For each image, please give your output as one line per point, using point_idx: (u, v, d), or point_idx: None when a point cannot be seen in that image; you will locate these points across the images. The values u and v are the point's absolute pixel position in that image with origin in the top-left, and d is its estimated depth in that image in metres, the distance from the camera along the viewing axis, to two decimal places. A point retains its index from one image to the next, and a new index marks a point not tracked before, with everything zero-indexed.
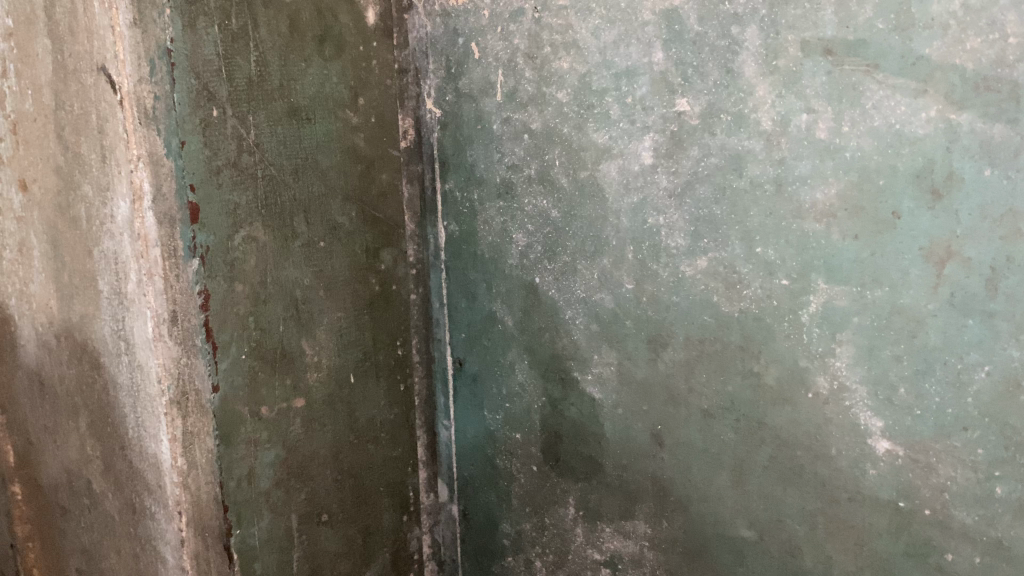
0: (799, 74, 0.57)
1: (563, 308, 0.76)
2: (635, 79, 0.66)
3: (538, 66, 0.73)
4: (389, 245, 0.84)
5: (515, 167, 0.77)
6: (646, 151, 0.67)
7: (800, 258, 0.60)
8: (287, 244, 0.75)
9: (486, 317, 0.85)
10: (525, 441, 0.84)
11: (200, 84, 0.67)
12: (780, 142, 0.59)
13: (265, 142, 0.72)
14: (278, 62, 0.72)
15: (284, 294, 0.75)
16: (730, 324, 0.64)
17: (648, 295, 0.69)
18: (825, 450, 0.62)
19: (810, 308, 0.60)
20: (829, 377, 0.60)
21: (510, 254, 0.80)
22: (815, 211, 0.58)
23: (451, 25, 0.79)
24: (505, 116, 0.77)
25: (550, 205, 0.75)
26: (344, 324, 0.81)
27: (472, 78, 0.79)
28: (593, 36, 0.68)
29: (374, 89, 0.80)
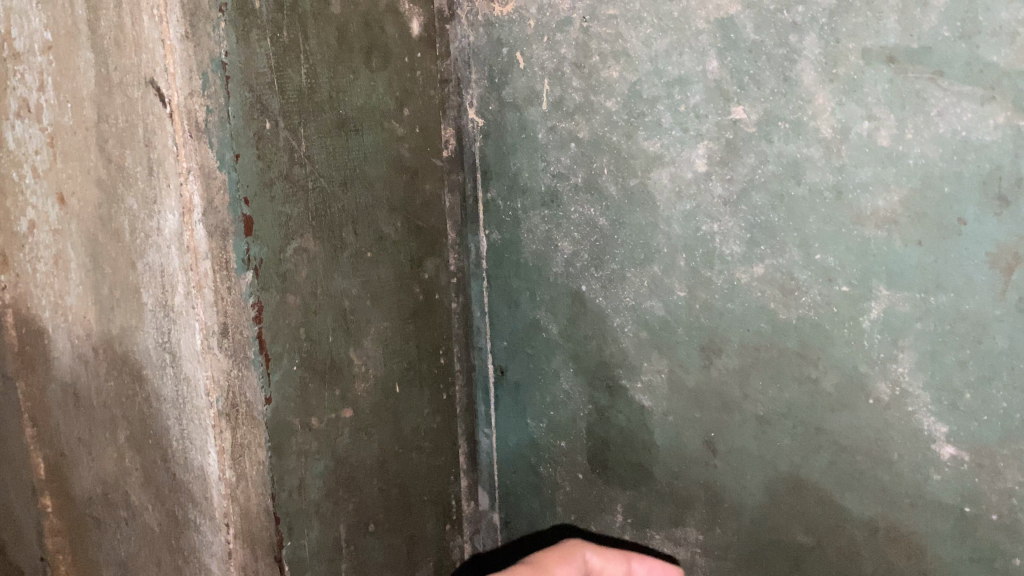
0: (859, 82, 0.57)
1: (611, 316, 0.77)
2: (689, 87, 0.66)
3: (586, 75, 0.73)
4: (432, 254, 0.85)
5: (561, 175, 0.77)
6: (700, 159, 0.66)
7: (861, 264, 0.60)
8: (336, 255, 0.75)
9: (530, 325, 0.85)
10: (570, 448, 0.84)
11: (253, 97, 0.67)
12: (840, 149, 0.59)
13: (315, 153, 0.72)
14: (328, 74, 0.72)
15: (333, 305, 0.75)
16: (787, 330, 0.64)
17: (701, 302, 0.69)
18: (886, 456, 0.62)
19: (870, 314, 0.60)
20: (890, 384, 0.60)
21: (555, 262, 0.80)
22: (876, 218, 0.58)
23: (495, 35, 0.79)
24: (551, 126, 0.77)
25: (598, 214, 0.75)
26: (390, 333, 0.82)
27: (516, 88, 0.79)
28: (644, 45, 0.68)
29: (418, 99, 0.81)
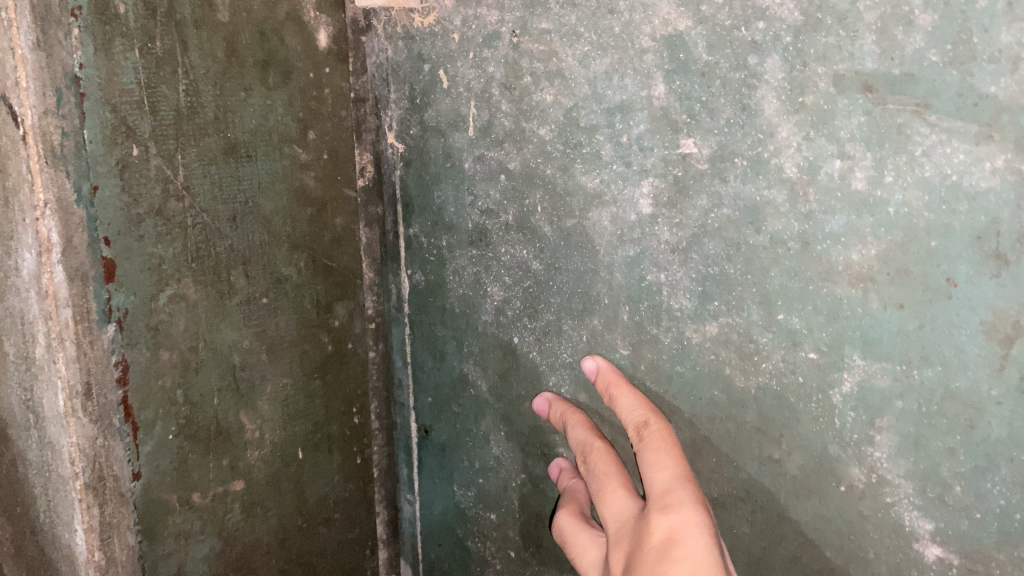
0: (831, 114, 0.48)
1: (546, 372, 0.66)
2: (636, 116, 0.55)
3: (517, 97, 0.62)
4: (343, 299, 0.74)
5: (490, 213, 0.66)
6: (649, 202, 0.56)
7: (831, 327, 0.50)
8: (224, 303, 0.63)
9: (456, 380, 0.74)
10: (502, 522, 0.74)
11: (116, 117, 0.54)
12: (807, 192, 0.49)
13: (197, 184, 0.59)
14: (213, 91, 0.60)
15: (219, 365, 0.63)
16: (745, 401, 0.55)
17: (647, 363, 0.59)
18: (860, 552, 0.52)
19: (842, 387, 0.50)
20: (865, 470, 0.51)
21: (483, 309, 0.69)
22: (850, 274, 0.49)
23: (415, 49, 0.69)
24: (478, 154, 0.66)
25: (532, 256, 0.64)
26: (291, 394, 0.70)
27: (439, 110, 0.68)
28: (581, 65, 0.58)
29: (327, 121, 0.70)
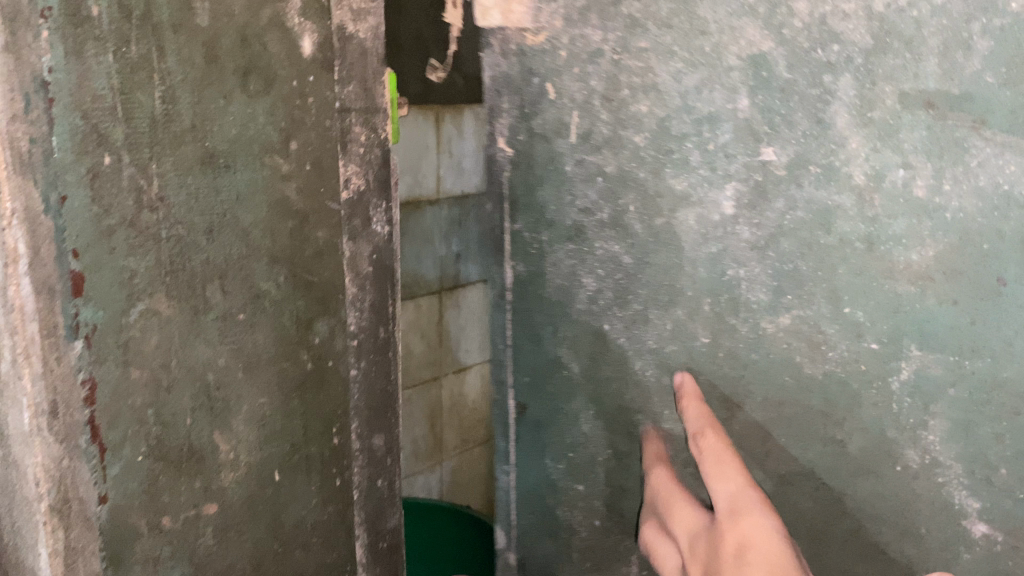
0: (896, 126, 0.53)
1: (633, 357, 0.68)
2: (723, 122, 0.59)
3: (615, 109, 0.64)
4: (326, 313, 0.60)
5: (587, 210, 0.68)
6: (734, 203, 0.60)
7: (892, 321, 0.55)
8: (198, 318, 0.53)
9: (551, 361, 0.73)
10: (589, 492, 0.74)
11: (94, 122, 0.45)
12: (873, 198, 0.54)
13: (172, 194, 0.49)
14: (189, 99, 0.49)
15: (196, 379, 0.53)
16: (812, 386, 0.59)
17: (725, 350, 0.63)
18: (913, 528, 0.58)
19: (900, 375, 0.56)
20: (918, 452, 0.56)
21: (578, 298, 0.70)
22: (909, 272, 0.54)
23: (526, 65, 0.68)
24: (580, 159, 0.67)
25: (623, 251, 0.66)
26: (276, 416, 0.59)
27: (546, 120, 0.68)
28: (671, 69, 0.61)
29: (309, 133, 0.57)
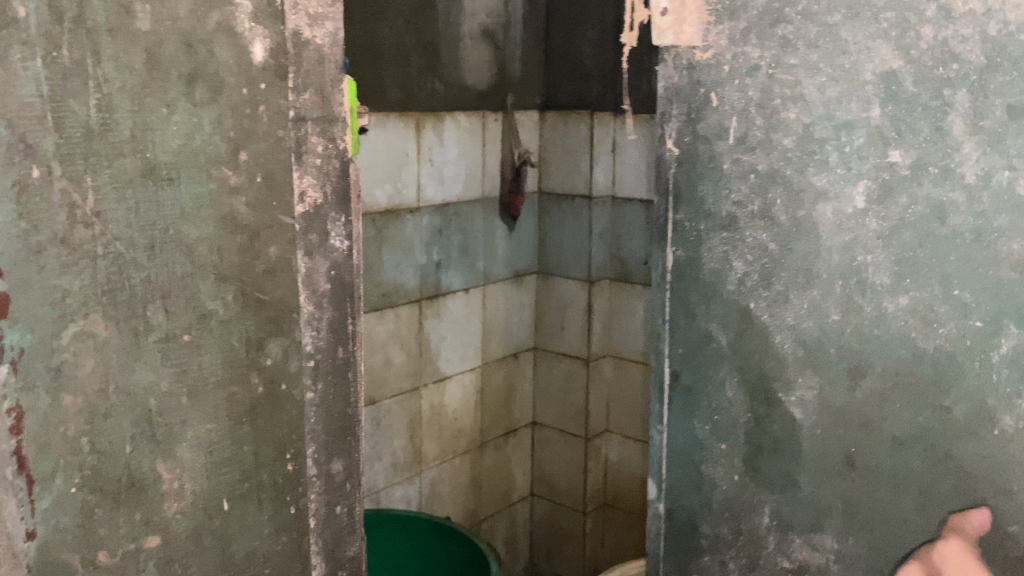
0: (1003, 134, 0.93)
1: (774, 330, 1.16)
2: (858, 128, 1.03)
3: (767, 114, 1.12)
4: (273, 338, 1.09)
5: (739, 204, 1.16)
6: (862, 197, 1.05)
7: (994, 301, 0.96)
8: (140, 341, 0.95)
9: (702, 334, 1.23)
10: (729, 450, 1.24)
11: (15, 133, 0.82)
12: (981, 196, 0.95)
13: (109, 207, 0.90)
14: (125, 108, 0.90)
15: (140, 416, 0.96)
16: (925, 359, 1.03)
17: (852, 323, 1.08)
18: (1008, 486, 0.99)
19: (1002, 348, 0.97)
20: (1014, 419, 0.97)
21: (730, 279, 1.19)
22: (1011, 258, 0.95)
23: (695, 77, 1.18)
24: (737, 157, 1.16)
25: (769, 237, 1.14)
26: (218, 443, 1.05)
27: (708, 123, 1.18)
28: (815, 96, 1.07)
29: (260, 140, 1.03)
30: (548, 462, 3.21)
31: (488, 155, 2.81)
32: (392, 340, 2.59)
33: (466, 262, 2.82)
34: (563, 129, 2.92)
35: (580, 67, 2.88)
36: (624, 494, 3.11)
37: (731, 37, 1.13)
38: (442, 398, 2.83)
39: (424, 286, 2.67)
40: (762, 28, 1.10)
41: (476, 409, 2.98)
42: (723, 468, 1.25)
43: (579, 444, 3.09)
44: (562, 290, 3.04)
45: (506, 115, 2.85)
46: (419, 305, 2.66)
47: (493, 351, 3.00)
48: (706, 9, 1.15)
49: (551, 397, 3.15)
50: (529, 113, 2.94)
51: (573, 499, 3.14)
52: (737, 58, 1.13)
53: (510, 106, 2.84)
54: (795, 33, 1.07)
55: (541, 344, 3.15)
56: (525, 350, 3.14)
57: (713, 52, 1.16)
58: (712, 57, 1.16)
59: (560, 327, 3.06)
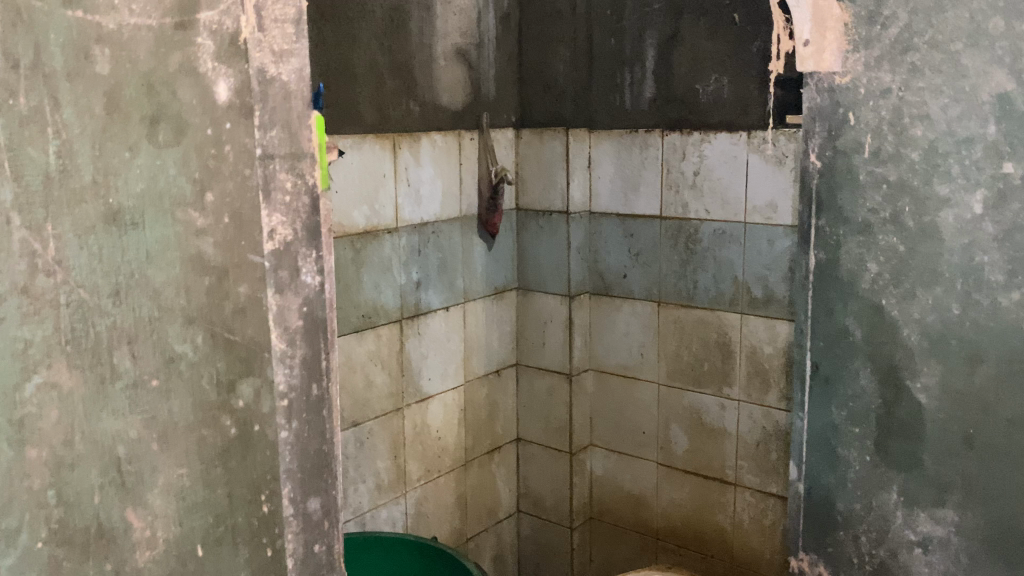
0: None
1: (902, 325, 1.82)
2: (977, 142, 1.65)
3: (897, 131, 1.77)
4: (243, 382, 1.38)
5: (874, 211, 1.83)
6: (978, 204, 1.67)
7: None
8: (104, 388, 1.26)
9: (838, 332, 1.92)
10: (862, 430, 1.91)
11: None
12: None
13: (72, 256, 1.21)
14: (87, 151, 1.20)
15: (107, 465, 1.28)
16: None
17: (968, 312, 1.71)
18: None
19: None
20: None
21: (863, 276, 1.87)
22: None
23: (835, 99, 1.86)
24: (869, 170, 1.83)
25: (897, 239, 1.80)
26: (190, 488, 1.37)
27: (846, 140, 1.86)
28: (939, 113, 1.70)
29: (223, 182, 1.31)
30: (536, 479, 4.18)
31: (466, 171, 3.70)
32: (370, 361, 3.33)
33: (445, 281, 3.67)
34: (537, 146, 3.87)
35: (554, 84, 3.82)
36: (605, 510, 4.13)
37: (867, 63, 1.79)
38: (426, 419, 3.66)
39: (404, 305, 3.46)
40: (895, 54, 1.75)
41: (459, 426, 3.85)
42: (857, 449, 1.93)
43: (562, 459, 4.05)
44: (539, 307, 4.01)
45: (481, 132, 3.75)
46: (398, 324, 3.45)
47: (474, 368, 3.91)
48: (843, 40, 1.81)
49: (532, 408, 4.14)
50: (508, 132, 3.90)
51: (559, 514, 4.11)
52: (874, 80, 1.79)
53: (483, 124, 3.73)
54: (924, 59, 1.71)
55: (522, 360, 4.14)
56: (509, 366, 4.12)
57: (850, 77, 1.82)
58: (849, 81, 1.83)
59: (541, 343, 4.03)
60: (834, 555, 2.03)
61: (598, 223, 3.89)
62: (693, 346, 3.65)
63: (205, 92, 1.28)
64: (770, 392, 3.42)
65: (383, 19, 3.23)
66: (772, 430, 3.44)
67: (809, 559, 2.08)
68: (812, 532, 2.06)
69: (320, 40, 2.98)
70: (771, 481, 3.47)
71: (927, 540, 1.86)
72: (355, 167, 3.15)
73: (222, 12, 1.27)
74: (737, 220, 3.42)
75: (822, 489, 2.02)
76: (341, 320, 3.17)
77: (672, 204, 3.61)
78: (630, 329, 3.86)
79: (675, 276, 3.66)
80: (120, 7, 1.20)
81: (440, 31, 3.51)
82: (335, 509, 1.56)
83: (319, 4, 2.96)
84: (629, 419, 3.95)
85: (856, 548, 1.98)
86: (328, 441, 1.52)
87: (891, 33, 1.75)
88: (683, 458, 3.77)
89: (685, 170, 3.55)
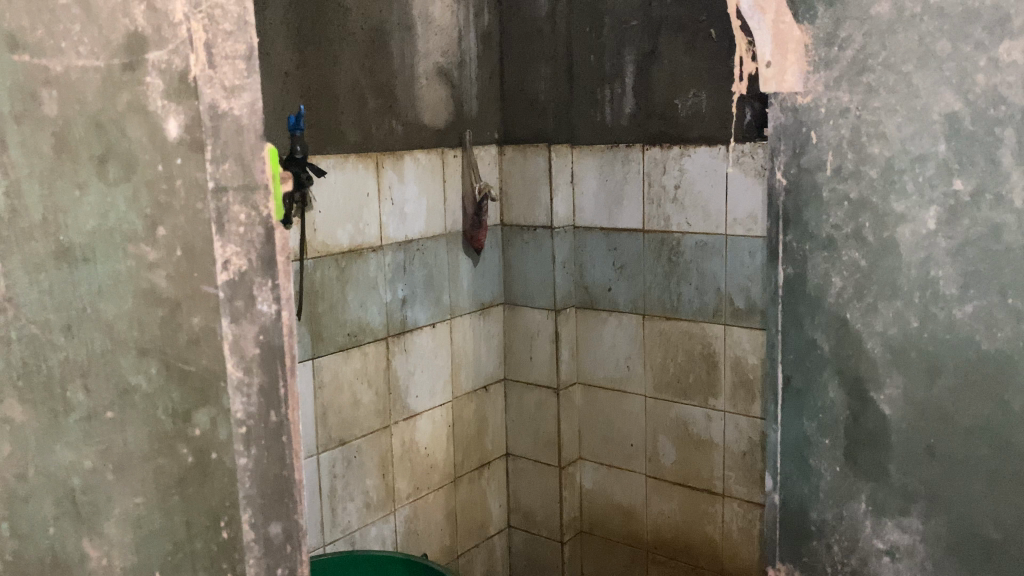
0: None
1: (864, 341, 2.16)
2: (929, 160, 1.98)
3: (858, 150, 2.11)
4: (199, 413, 1.38)
5: (837, 227, 2.18)
6: (931, 220, 2.00)
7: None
8: (62, 420, 1.28)
9: (810, 346, 2.29)
10: (832, 438, 2.28)
11: None
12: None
13: (24, 298, 1.23)
14: (36, 193, 1.22)
15: (61, 496, 1.30)
16: (987, 357, 1.95)
17: (929, 333, 2.03)
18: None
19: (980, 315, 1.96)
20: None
21: (829, 291, 2.23)
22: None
23: (799, 120, 2.22)
24: (832, 187, 2.17)
25: (859, 256, 2.15)
26: (147, 515, 1.37)
27: (809, 159, 2.22)
28: (895, 133, 2.03)
29: (176, 216, 1.31)
30: (527, 492, 4.25)
31: (449, 189, 3.78)
32: (357, 380, 3.39)
33: (432, 297, 3.75)
34: (521, 162, 3.96)
35: (535, 100, 3.91)
36: (596, 522, 4.19)
37: (827, 83, 2.14)
38: (414, 435, 3.72)
39: (390, 322, 3.53)
40: (852, 75, 2.08)
41: (447, 442, 3.91)
42: (827, 460, 2.30)
43: (551, 473, 4.12)
44: (526, 321, 4.09)
45: (465, 150, 3.84)
46: (385, 341, 3.51)
47: (462, 384, 3.98)
48: (800, 62, 2.19)
49: (520, 424, 4.21)
50: (491, 148, 3.99)
51: (550, 528, 4.18)
52: (834, 100, 2.13)
53: (467, 141, 3.82)
54: (878, 80, 2.04)
55: (510, 375, 4.22)
56: (496, 381, 4.19)
57: (811, 96, 2.18)
58: (811, 102, 2.19)
59: (528, 357, 4.12)
60: (808, 564, 2.41)
61: (583, 238, 3.99)
62: (678, 357, 3.73)
63: (155, 129, 1.28)
64: (755, 402, 3.50)
65: (365, 40, 3.31)
66: (758, 440, 3.51)
67: (785, 568, 2.48)
68: (789, 543, 2.45)
69: (302, 60, 3.07)
70: (758, 491, 3.54)
71: (894, 549, 2.20)
72: (339, 187, 3.22)
73: (170, 51, 1.27)
74: (718, 233, 3.51)
75: (795, 502, 2.41)
76: (326, 339, 3.24)
77: (655, 218, 3.71)
78: (616, 341, 3.95)
79: (659, 288, 3.75)
80: (67, 50, 1.21)
81: (421, 51, 3.59)
82: (300, 532, 1.55)
83: (300, 25, 3.04)
84: (617, 432, 4.03)
85: (830, 558, 2.35)
86: (288, 466, 1.50)
87: (849, 55, 2.08)
88: (670, 470, 3.85)
89: (666, 184, 3.65)
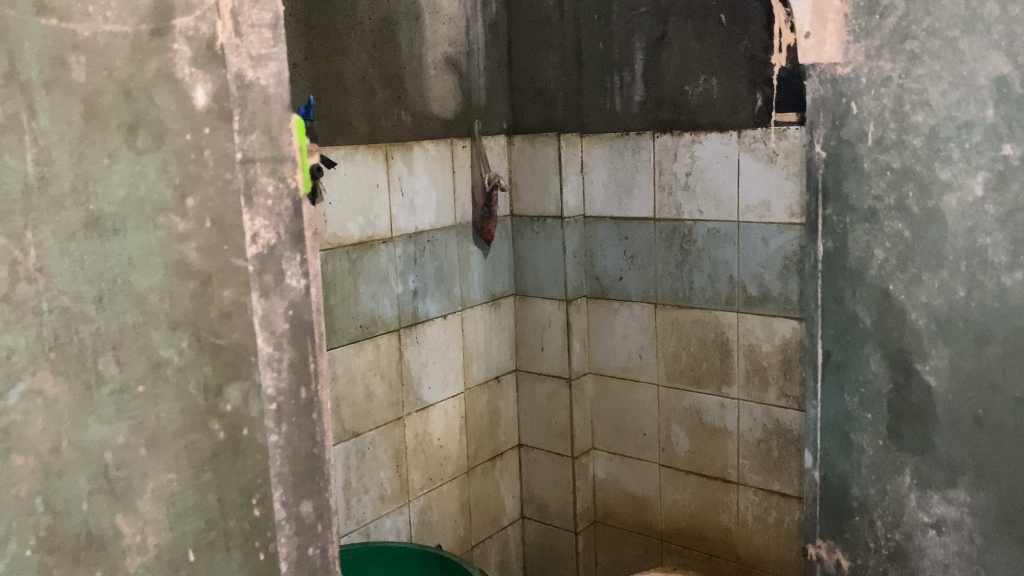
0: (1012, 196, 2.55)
1: (910, 312, 2.83)
2: (976, 126, 2.59)
3: (899, 115, 2.75)
4: (232, 385, 1.47)
5: (879, 198, 2.85)
6: (979, 185, 2.62)
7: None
8: (95, 392, 1.30)
9: (852, 316, 3.00)
10: (872, 414, 3.00)
11: None
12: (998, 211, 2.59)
13: (52, 266, 1.24)
14: (65, 161, 1.24)
15: (95, 472, 1.31)
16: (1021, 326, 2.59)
17: (974, 298, 2.67)
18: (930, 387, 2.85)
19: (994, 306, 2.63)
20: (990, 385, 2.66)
21: (869, 264, 2.92)
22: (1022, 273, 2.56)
23: (838, 93, 2.90)
24: (873, 157, 2.83)
25: (903, 227, 2.81)
26: (179, 494, 1.41)
27: (851, 130, 2.88)
28: (938, 99, 2.65)
29: (204, 185, 1.40)
30: (536, 483, 4.19)
31: (457, 181, 3.67)
32: (370, 371, 3.30)
33: (442, 289, 3.65)
34: (530, 150, 3.87)
35: (544, 89, 3.80)
36: (609, 513, 4.10)
37: (867, 51, 2.78)
38: (427, 427, 3.63)
39: (402, 314, 3.44)
40: (895, 44, 2.71)
41: (458, 435, 3.81)
42: (870, 434, 3.01)
43: (564, 464, 4.02)
44: (537, 312, 3.99)
45: (474, 139, 3.73)
46: (397, 334, 3.42)
47: (473, 376, 3.88)
48: (839, 28, 2.85)
49: (532, 414, 4.12)
50: (500, 140, 3.89)
51: (563, 518, 4.09)
52: (876, 71, 2.77)
53: (475, 132, 3.71)
54: (922, 46, 2.65)
55: (521, 366, 4.13)
56: (507, 373, 4.11)
57: (851, 66, 2.84)
58: (851, 69, 2.84)
59: (540, 349, 4.02)
60: (850, 539, 3.15)
61: (593, 228, 3.87)
62: (690, 345, 3.62)
63: (185, 98, 1.36)
64: (770, 389, 3.38)
65: (373, 29, 3.20)
66: (773, 428, 3.40)
67: (828, 544, 3.24)
68: (830, 516, 3.21)
69: (312, 51, 2.96)
70: (775, 478, 3.43)
71: (940, 522, 2.87)
72: (349, 179, 3.13)
73: (198, 18, 1.36)
74: (731, 220, 3.40)
75: (837, 477, 3.15)
76: (339, 331, 3.15)
77: (666, 206, 3.60)
78: (628, 331, 3.84)
79: (670, 277, 3.64)
80: (95, 14, 1.25)
81: (430, 39, 3.48)
82: (329, 512, 1.67)
83: (308, 15, 2.94)
84: (629, 422, 3.93)
85: (871, 528, 3.07)
86: (318, 444, 1.63)
87: (889, 21, 2.71)
88: (684, 460, 3.74)
89: (677, 172, 3.54)
